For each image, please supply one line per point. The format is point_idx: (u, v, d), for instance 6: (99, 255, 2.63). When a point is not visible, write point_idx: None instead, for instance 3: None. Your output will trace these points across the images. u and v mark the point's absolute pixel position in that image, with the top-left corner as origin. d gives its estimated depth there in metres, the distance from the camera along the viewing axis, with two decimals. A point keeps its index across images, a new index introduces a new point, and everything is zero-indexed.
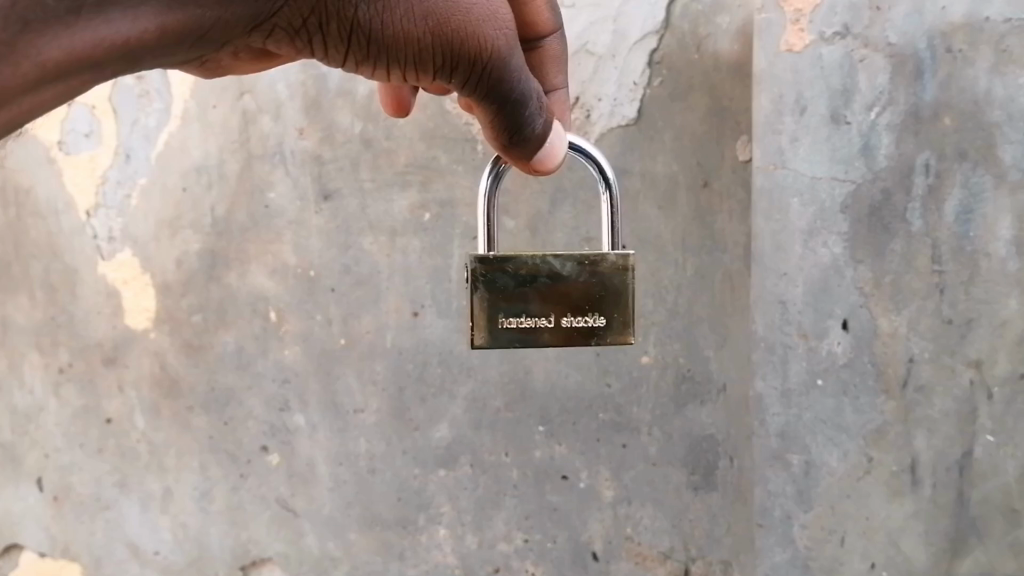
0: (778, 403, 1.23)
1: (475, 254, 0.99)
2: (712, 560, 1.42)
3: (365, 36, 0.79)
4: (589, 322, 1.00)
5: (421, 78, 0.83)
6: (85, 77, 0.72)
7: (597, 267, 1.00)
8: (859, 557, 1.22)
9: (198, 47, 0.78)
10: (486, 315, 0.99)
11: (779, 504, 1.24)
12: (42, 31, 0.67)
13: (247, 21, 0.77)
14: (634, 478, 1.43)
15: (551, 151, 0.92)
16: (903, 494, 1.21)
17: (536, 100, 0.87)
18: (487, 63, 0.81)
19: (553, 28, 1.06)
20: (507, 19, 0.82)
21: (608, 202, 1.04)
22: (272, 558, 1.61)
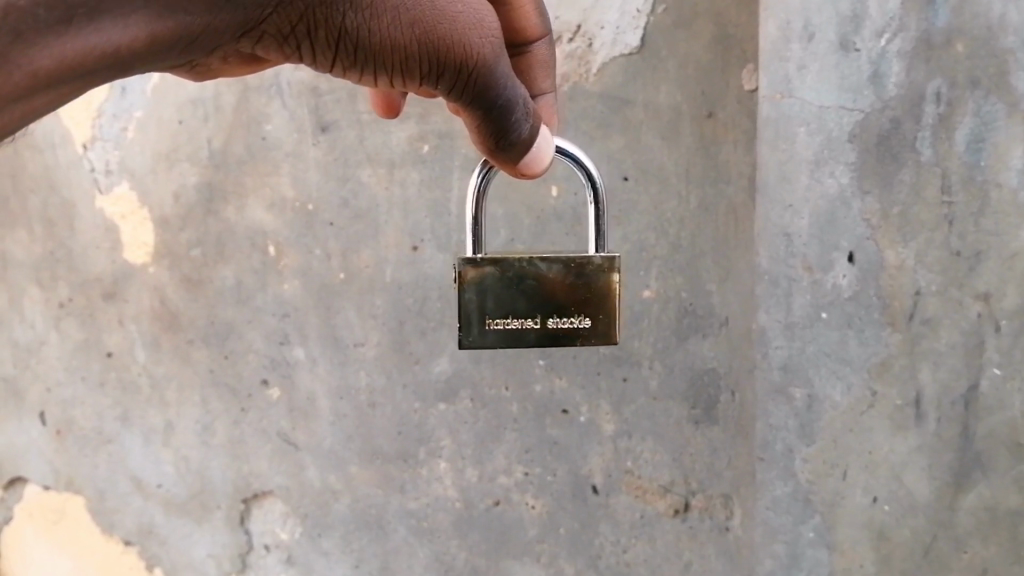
0: (781, 335, 1.21)
1: (465, 257, 1.01)
2: (713, 494, 1.40)
3: (354, 42, 0.82)
4: (574, 323, 1.02)
5: (409, 83, 0.86)
6: (74, 83, 0.73)
7: (582, 269, 1.01)
8: (862, 491, 1.19)
9: (187, 53, 0.79)
10: (475, 316, 1.01)
11: (780, 437, 1.22)
12: (37, 41, 0.67)
13: (236, 28, 0.78)
14: (634, 412, 1.42)
15: (539, 156, 0.94)
16: (906, 427, 1.17)
17: (523, 106, 0.90)
18: (473, 70, 0.84)
19: (542, 33, 1.07)
20: (492, 27, 0.84)
21: (593, 204, 1.04)
22: (274, 491, 1.61)
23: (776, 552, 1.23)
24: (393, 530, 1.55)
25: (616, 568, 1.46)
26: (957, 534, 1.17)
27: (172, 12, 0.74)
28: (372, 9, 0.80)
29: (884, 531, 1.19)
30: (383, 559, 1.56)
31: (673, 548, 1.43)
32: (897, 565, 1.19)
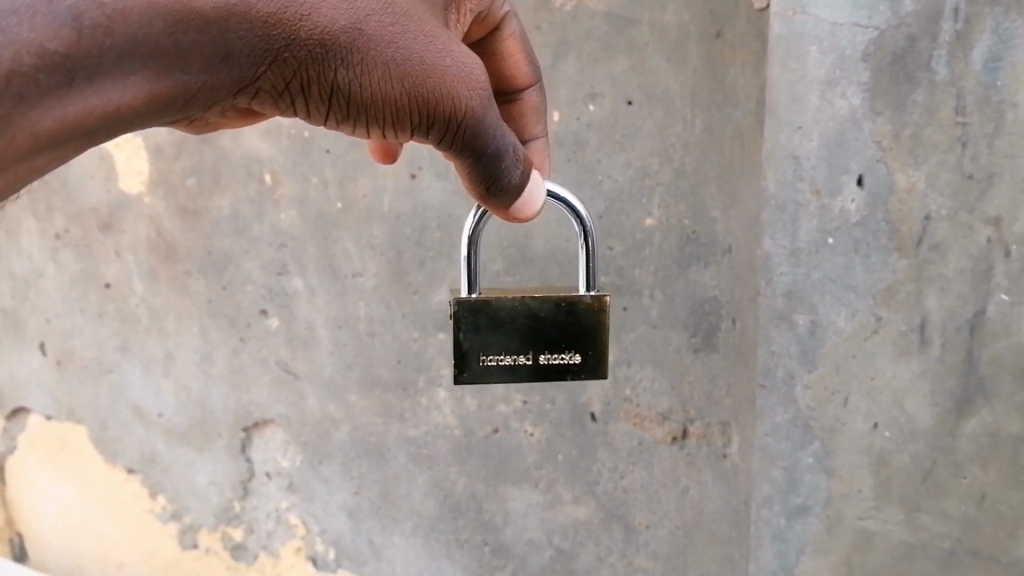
0: (786, 262, 1.17)
1: (460, 296, 1.04)
2: (711, 421, 1.35)
3: (344, 98, 0.75)
4: (565, 358, 1.06)
5: (398, 136, 0.79)
6: (76, 144, 0.67)
7: (574, 307, 1.05)
8: (861, 417, 1.16)
9: (184, 111, 0.72)
10: (471, 354, 1.05)
11: (783, 364, 1.19)
12: (36, 104, 0.62)
13: (231, 86, 0.72)
14: (634, 340, 1.36)
15: (532, 201, 0.87)
16: (909, 353, 1.13)
17: (514, 153, 0.83)
18: (462, 123, 0.78)
19: (532, 81, 1.08)
20: (481, 77, 0.78)
21: (583, 243, 1.06)
22: (274, 420, 1.61)
23: (775, 478, 1.22)
24: (392, 458, 1.54)
25: (614, 495, 1.42)
26: (955, 460, 1.13)
27: (170, 71, 0.67)
28: (362, 64, 0.73)
29: (884, 457, 1.15)
30: (383, 486, 1.55)
31: (670, 474, 1.39)
32: (895, 491, 1.16)
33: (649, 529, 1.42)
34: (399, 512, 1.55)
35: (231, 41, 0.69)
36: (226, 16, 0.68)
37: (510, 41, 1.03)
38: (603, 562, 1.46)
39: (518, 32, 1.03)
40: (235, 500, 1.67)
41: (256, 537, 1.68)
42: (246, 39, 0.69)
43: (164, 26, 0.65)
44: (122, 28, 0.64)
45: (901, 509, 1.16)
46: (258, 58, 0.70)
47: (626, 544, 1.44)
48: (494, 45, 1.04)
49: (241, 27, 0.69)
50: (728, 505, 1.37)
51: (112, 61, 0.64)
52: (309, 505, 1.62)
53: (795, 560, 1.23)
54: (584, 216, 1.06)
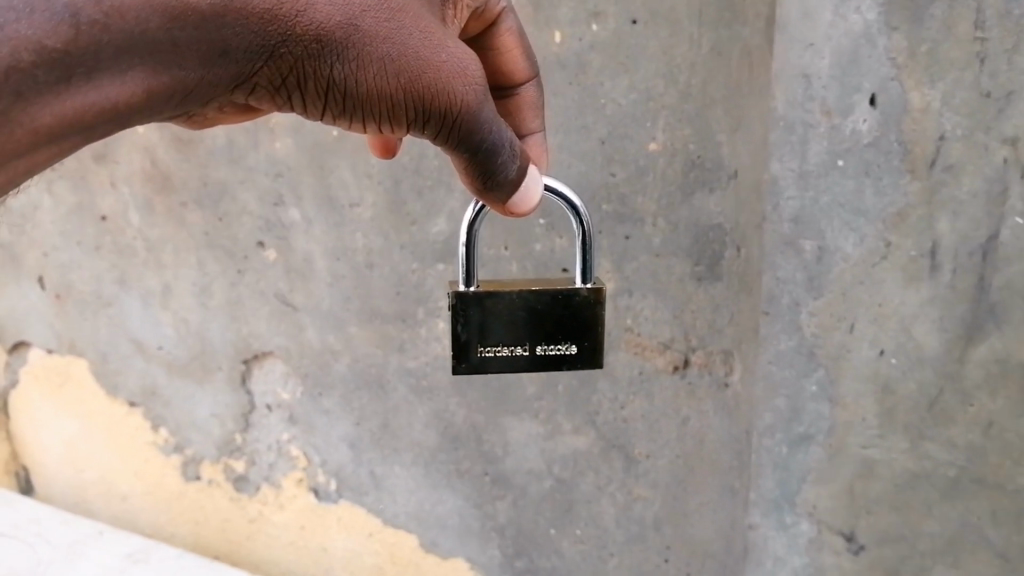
0: (794, 186, 1.11)
1: (459, 288, 1.08)
2: (713, 349, 1.29)
3: (340, 91, 0.78)
4: (561, 349, 1.10)
5: (394, 130, 0.83)
6: (77, 137, 0.72)
7: (569, 299, 1.09)
8: (868, 344, 1.11)
9: (182, 105, 0.76)
10: (469, 346, 1.09)
11: (788, 292, 1.15)
12: (34, 100, 0.67)
13: (228, 81, 0.76)
14: (635, 270, 1.30)
15: (527, 194, 0.92)
16: (919, 279, 1.07)
17: (509, 147, 0.87)
18: (457, 117, 0.82)
19: (530, 76, 1.10)
20: (476, 73, 0.82)
21: (581, 240, 1.07)
22: (273, 352, 1.60)
23: (778, 407, 1.19)
24: (392, 389, 1.52)
25: (613, 424, 1.37)
26: (963, 387, 1.07)
27: (166, 66, 0.72)
28: (358, 60, 0.77)
29: (889, 384, 1.11)
30: (383, 417, 1.53)
31: (670, 404, 1.33)
32: (900, 419, 1.11)
33: (649, 459, 1.36)
34: (399, 443, 1.53)
35: (227, 37, 0.72)
36: (222, 13, 0.71)
37: (507, 37, 1.06)
38: (603, 492, 1.41)
39: (515, 27, 1.06)
40: (237, 432, 1.67)
41: (258, 468, 1.68)
42: (242, 35, 0.73)
43: (160, 22, 0.69)
44: (119, 25, 0.68)
45: (905, 437, 1.11)
46: (255, 54, 0.74)
47: (626, 474, 1.38)
48: (490, 39, 1.06)
49: (238, 23, 0.72)
50: (729, 434, 1.30)
51: (109, 57, 0.68)
52: (309, 437, 1.61)
53: (797, 489, 1.20)
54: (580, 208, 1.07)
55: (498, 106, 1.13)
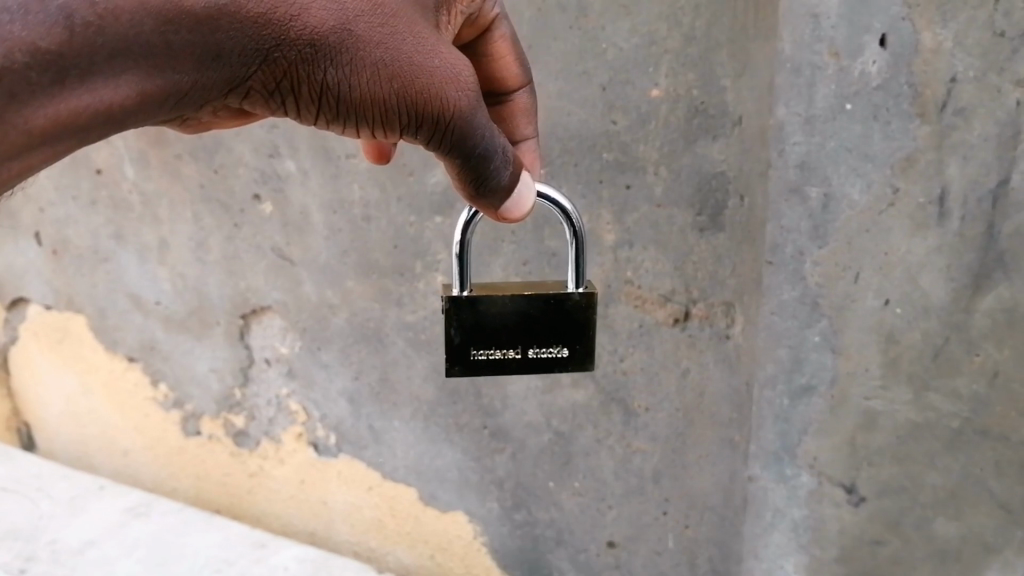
0: (800, 131, 1.08)
1: (453, 293, 1.09)
2: (714, 301, 1.25)
3: (333, 96, 0.80)
4: (554, 352, 1.11)
5: (388, 135, 0.84)
6: (72, 141, 0.72)
7: (561, 303, 1.10)
8: (872, 294, 1.08)
9: (176, 109, 0.77)
10: (462, 349, 1.11)
11: (791, 240, 1.12)
12: (31, 101, 0.67)
13: (222, 85, 0.77)
14: (637, 221, 1.26)
15: (521, 201, 0.91)
16: (926, 227, 1.03)
17: (503, 154, 0.87)
18: (451, 122, 0.82)
19: (523, 82, 1.09)
20: (470, 78, 0.83)
21: (573, 244, 1.09)
22: (271, 307, 1.58)
23: (780, 358, 1.17)
24: (391, 343, 1.50)
25: (613, 377, 1.34)
26: (969, 338, 1.04)
27: (160, 69, 0.73)
28: (350, 64, 0.78)
29: (893, 335, 1.08)
30: (382, 371, 1.52)
31: (670, 356, 1.30)
32: (904, 369, 1.08)
33: (648, 412, 1.34)
34: (399, 397, 1.52)
35: (221, 40, 0.74)
36: (216, 16, 0.73)
37: (500, 43, 1.04)
38: (602, 445, 1.39)
39: (507, 33, 1.04)
40: (236, 387, 1.67)
41: (258, 423, 1.67)
42: (237, 39, 0.74)
43: (154, 24, 0.70)
44: (114, 27, 0.68)
45: (909, 388, 1.09)
46: (248, 58, 0.76)
47: (625, 427, 1.36)
48: (483, 46, 1.05)
49: (232, 26, 0.74)
50: (729, 386, 1.27)
51: (104, 59, 0.69)
52: (308, 392, 1.60)
53: (797, 440, 1.18)
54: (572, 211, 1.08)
55: (491, 113, 1.11)
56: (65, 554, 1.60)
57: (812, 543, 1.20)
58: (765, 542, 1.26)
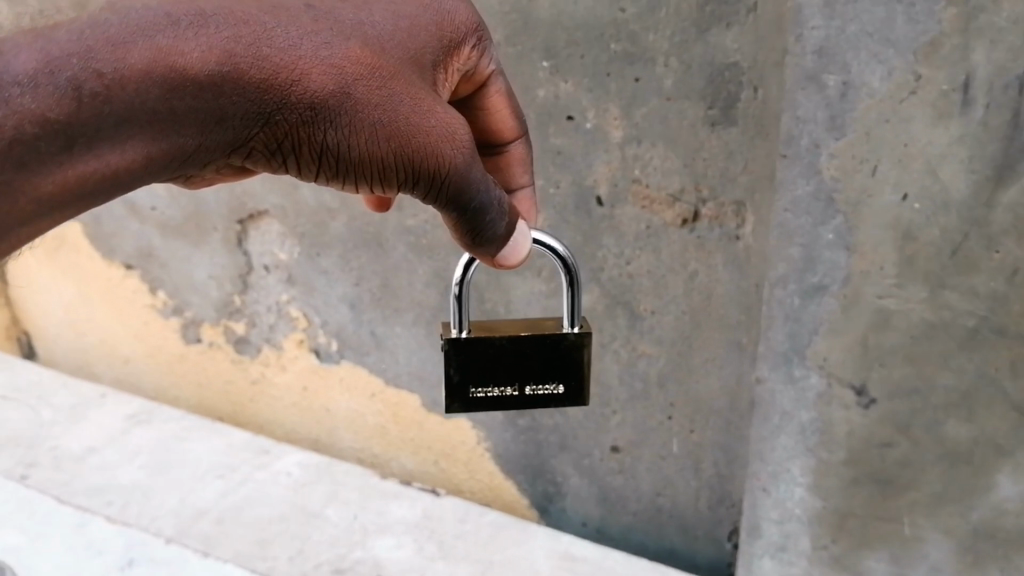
0: (819, 15, 0.99)
1: (449, 336, 1.09)
2: (724, 201, 1.18)
3: (333, 156, 0.84)
4: (550, 389, 1.10)
5: (385, 190, 0.89)
6: (81, 203, 0.78)
7: (556, 343, 1.08)
8: (890, 188, 1.02)
9: (181, 168, 0.83)
10: (460, 389, 1.10)
11: (807, 132, 1.04)
12: (39, 169, 0.74)
13: (225, 146, 0.82)
14: (646, 117, 1.18)
15: (517, 247, 0.94)
16: (949, 117, 0.97)
17: (498, 205, 0.91)
18: (446, 177, 0.86)
19: (518, 134, 1.11)
20: (464, 135, 0.86)
21: (568, 285, 1.06)
22: (269, 212, 1.53)
23: (792, 257, 1.11)
24: (392, 248, 1.45)
25: (618, 281, 1.30)
26: (989, 232, 1.00)
27: (165, 133, 0.78)
28: (348, 125, 0.83)
29: (911, 231, 1.03)
30: (383, 277, 1.48)
31: (678, 258, 1.25)
32: (921, 267, 1.04)
33: (654, 315, 1.30)
34: (400, 302, 1.49)
35: (224, 105, 0.79)
36: (219, 81, 0.78)
37: (496, 97, 1.07)
38: (607, 350, 1.36)
39: (503, 88, 1.07)
40: (236, 294, 1.64)
41: (258, 330, 1.65)
42: (238, 103, 0.79)
43: (160, 91, 0.76)
44: (120, 95, 0.74)
45: (924, 286, 1.05)
46: (250, 120, 0.81)
47: (631, 331, 1.33)
48: (479, 100, 1.08)
49: (233, 91, 0.79)
50: (738, 289, 1.22)
51: (109, 126, 0.75)
52: (308, 298, 1.57)
53: (808, 341, 1.14)
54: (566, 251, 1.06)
55: (487, 163, 1.14)
56: (66, 461, 1.60)
57: (819, 446, 1.17)
58: (771, 445, 1.22)
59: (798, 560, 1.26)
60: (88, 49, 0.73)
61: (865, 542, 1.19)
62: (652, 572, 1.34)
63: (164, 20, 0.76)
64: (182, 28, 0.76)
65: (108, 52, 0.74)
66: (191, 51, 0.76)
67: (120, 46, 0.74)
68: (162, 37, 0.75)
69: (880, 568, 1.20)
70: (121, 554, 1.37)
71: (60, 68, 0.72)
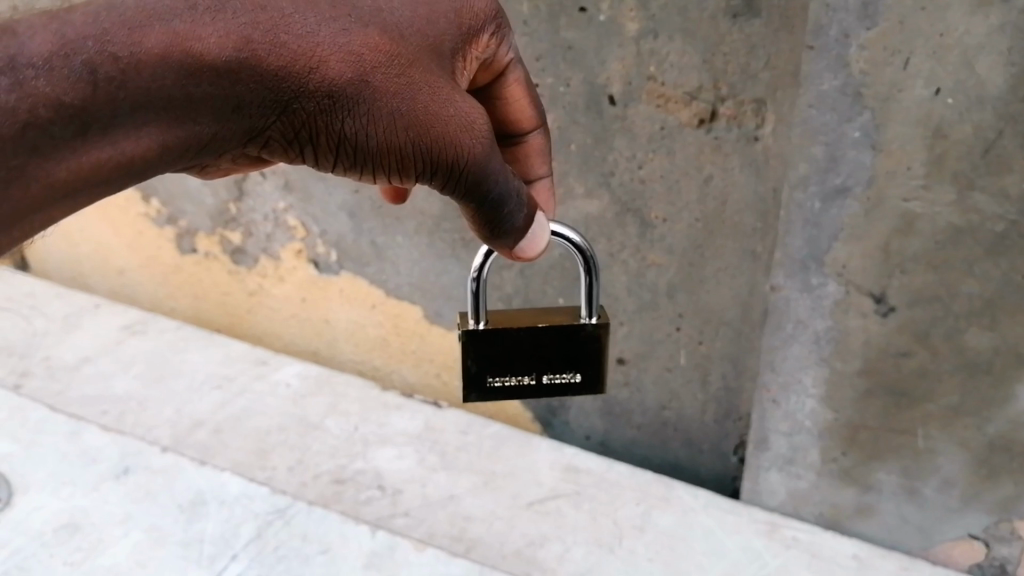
0: None
1: (466, 328, 1.05)
2: (744, 99, 1.12)
3: (352, 146, 0.81)
4: (566, 378, 1.09)
5: (405, 181, 0.85)
6: (95, 193, 0.75)
7: (573, 334, 1.06)
8: (922, 82, 0.96)
9: (196, 158, 0.80)
10: (477, 379, 1.08)
11: (837, 21, 0.97)
12: (51, 156, 0.71)
13: (242, 135, 0.79)
14: (663, 8, 1.11)
15: (535, 240, 0.90)
16: (989, 4, 0.90)
17: (518, 198, 0.87)
18: (465, 168, 0.82)
19: (537, 122, 1.04)
20: (483, 125, 0.82)
21: (586, 278, 1.02)
22: None
23: (814, 156, 1.05)
24: None
25: (630, 187, 1.25)
26: None
27: (181, 120, 0.75)
28: (369, 115, 0.79)
29: (941, 129, 0.97)
30: None
31: (692, 162, 1.19)
32: (950, 168, 0.99)
33: (665, 223, 1.25)
34: (401, 211, 1.43)
35: (241, 92, 0.76)
36: (236, 68, 0.74)
37: (515, 86, 1.01)
38: (616, 260, 1.32)
39: (522, 76, 1.01)
40: (231, 202, 1.59)
41: (255, 240, 1.61)
42: (256, 91, 0.76)
43: (176, 77, 0.72)
44: (136, 81, 0.71)
45: (952, 188, 0.99)
46: (268, 109, 0.77)
47: (641, 239, 1.28)
48: (497, 89, 1.01)
49: (250, 78, 0.75)
50: (755, 194, 1.17)
51: (124, 113, 0.72)
52: (306, 206, 1.52)
53: (827, 247, 1.09)
54: (585, 241, 1.02)
55: (504, 152, 1.07)
56: (60, 370, 1.57)
57: (833, 356, 1.14)
58: (783, 355, 1.19)
59: (806, 473, 1.25)
60: (103, 31, 0.70)
61: (876, 455, 1.18)
62: (657, 484, 1.32)
63: (180, 4, 0.73)
64: (198, 13, 0.73)
65: (124, 35, 0.70)
66: (208, 36, 0.73)
67: (136, 29, 0.71)
68: (178, 21, 0.72)
69: (890, 480, 1.19)
70: (117, 462, 1.35)
71: (74, 51, 0.69)
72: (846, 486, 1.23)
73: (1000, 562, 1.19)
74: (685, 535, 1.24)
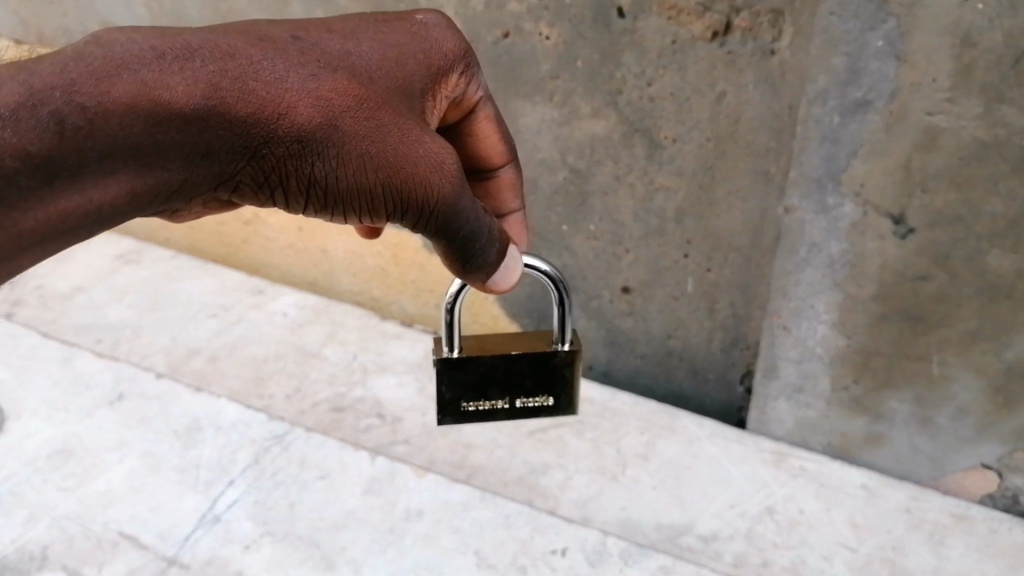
0: None
1: (442, 356, 1.09)
2: (760, 10, 1.06)
3: (320, 188, 0.84)
4: (540, 401, 1.13)
5: (376, 220, 0.89)
6: (66, 237, 0.77)
7: (547, 359, 1.10)
8: None
9: (167, 202, 0.82)
10: (452, 405, 1.13)
11: None
12: (20, 206, 0.72)
13: (211, 179, 0.82)
14: None
15: (508, 272, 0.94)
16: None
17: (489, 233, 0.90)
18: (435, 208, 0.85)
19: (508, 158, 1.09)
20: (452, 164, 0.85)
21: (560, 305, 1.07)
22: None
23: (834, 68, 1.00)
24: None
25: (638, 105, 1.19)
26: None
27: (149, 167, 0.77)
28: (337, 158, 0.82)
29: (970, 37, 0.91)
30: None
31: (704, 78, 1.13)
32: (977, 79, 0.93)
33: (674, 144, 1.20)
34: None
35: (209, 138, 0.78)
36: (204, 116, 0.77)
37: (485, 123, 1.05)
38: (622, 183, 1.27)
39: (491, 113, 1.05)
40: None
41: None
42: (224, 138, 0.79)
43: (143, 125, 0.74)
44: (103, 130, 0.73)
45: (979, 101, 0.94)
46: (236, 154, 0.80)
47: (649, 161, 1.23)
48: (466, 126, 1.06)
49: (219, 125, 0.78)
50: (769, 111, 1.11)
51: (94, 161, 0.74)
52: None
53: (845, 164, 1.05)
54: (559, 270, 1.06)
55: (476, 187, 1.12)
56: (52, 299, 1.53)
57: (847, 280, 1.11)
58: (796, 280, 1.15)
59: (815, 402, 1.22)
60: (71, 82, 0.72)
61: (888, 383, 1.15)
62: (661, 414, 1.31)
63: (149, 54, 0.75)
64: (167, 63, 0.75)
65: (92, 86, 0.72)
66: (176, 85, 0.75)
67: (104, 79, 0.73)
68: (147, 71, 0.74)
69: (902, 409, 1.16)
70: (111, 388, 1.32)
71: (42, 101, 0.71)
72: (856, 415, 1.20)
73: (1013, 493, 1.16)
74: (691, 463, 1.22)
